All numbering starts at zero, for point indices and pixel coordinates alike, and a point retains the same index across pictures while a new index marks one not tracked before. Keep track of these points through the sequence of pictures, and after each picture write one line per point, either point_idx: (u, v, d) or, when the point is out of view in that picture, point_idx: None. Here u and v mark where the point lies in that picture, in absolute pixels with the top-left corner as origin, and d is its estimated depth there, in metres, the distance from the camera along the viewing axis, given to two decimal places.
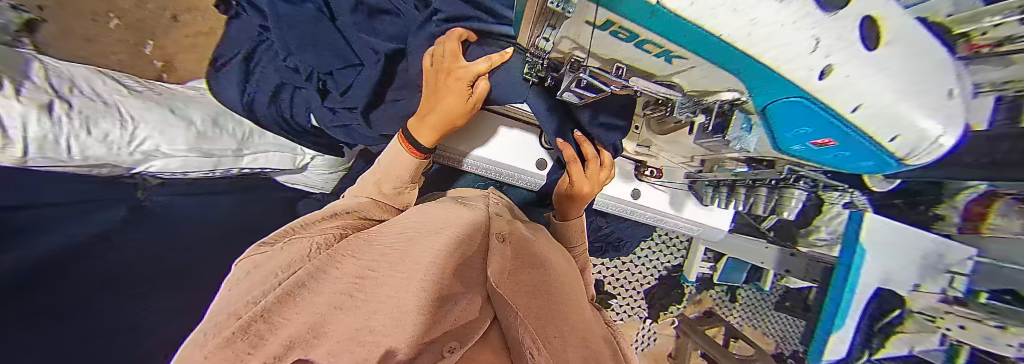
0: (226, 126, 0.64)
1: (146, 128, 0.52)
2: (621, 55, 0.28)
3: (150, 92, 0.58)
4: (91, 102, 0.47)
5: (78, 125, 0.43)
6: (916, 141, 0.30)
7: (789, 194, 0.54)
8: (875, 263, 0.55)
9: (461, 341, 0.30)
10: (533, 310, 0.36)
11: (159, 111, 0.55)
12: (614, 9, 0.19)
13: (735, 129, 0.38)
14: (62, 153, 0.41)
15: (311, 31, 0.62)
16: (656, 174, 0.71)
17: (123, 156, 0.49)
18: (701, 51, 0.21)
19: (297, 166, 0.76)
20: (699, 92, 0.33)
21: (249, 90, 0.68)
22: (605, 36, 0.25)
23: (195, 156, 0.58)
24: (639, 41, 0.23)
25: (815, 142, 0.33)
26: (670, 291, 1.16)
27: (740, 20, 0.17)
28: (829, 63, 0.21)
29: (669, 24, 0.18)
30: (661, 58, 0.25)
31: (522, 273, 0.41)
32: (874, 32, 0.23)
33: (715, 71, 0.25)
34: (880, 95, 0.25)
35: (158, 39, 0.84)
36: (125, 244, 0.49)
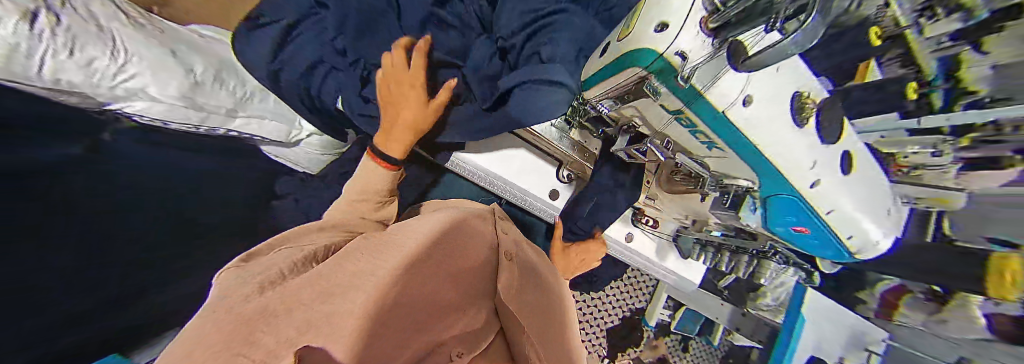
0: (227, 82, 0.59)
1: (140, 65, 0.47)
2: (673, 134, 0.39)
3: (152, 27, 0.53)
4: (83, 21, 0.41)
5: (63, 44, 0.38)
6: (865, 243, 0.40)
7: (766, 264, 0.63)
8: (812, 330, 0.64)
9: (467, 348, 0.34)
10: (533, 331, 0.41)
11: (159, 51, 0.50)
12: (695, 109, 0.30)
13: (745, 209, 0.45)
14: (29, 69, 0.35)
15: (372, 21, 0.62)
16: (649, 222, 0.77)
17: (100, 88, 0.44)
18: (738, 150, 0.33)
19: (289, 141, 0.73)
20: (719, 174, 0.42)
21: (280, 59, 0.63)
22: (673, 122, 0.35)
23: (184, 107, 0.54)
24: (694, 130, 0.34)
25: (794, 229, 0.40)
26: (631, 332, 1.13)
27: (769, 135, 0.30)
28: (817, 175, 0.33)
29: (724, 127, 0.30)
30: (704, 144, 0.36)
31: (522, 295, 0.46)
32: (849, 162, 0.35)
33: (735, 163, 0.36)
34: (844, 204, 0.36)
35: None
36: (76, 193, 0.41)
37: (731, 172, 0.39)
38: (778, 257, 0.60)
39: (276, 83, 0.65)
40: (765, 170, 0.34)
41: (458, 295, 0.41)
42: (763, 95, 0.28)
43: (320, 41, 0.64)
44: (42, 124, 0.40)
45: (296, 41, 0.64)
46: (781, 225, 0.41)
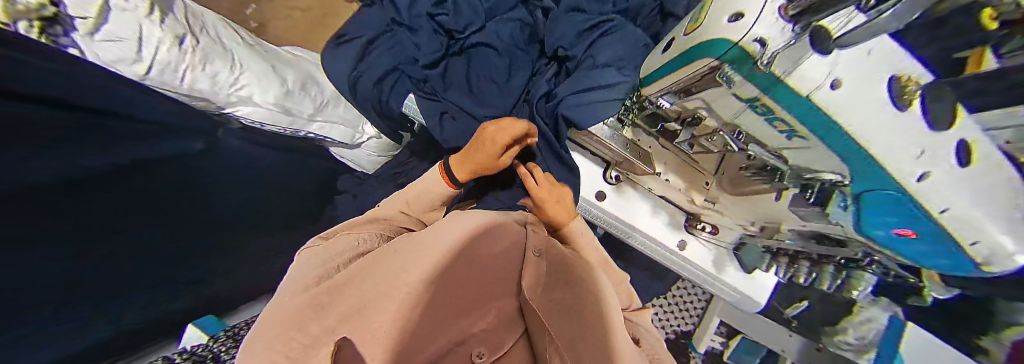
0: (310, 90, 0.69)
1: (248, 76, 0.58)
2: (743, 122, 0.32)
3: (259, 47, 0.64)
4: (213, 44, 0.55)
5: (197, 60, 0.51)
6: (1000, 257, 0.24)
7: (860, 279, 0.46)
8: None
9: (488, 348, 0.32)
10: (566, 331, 0.33)
11: (264, 66, 0.62)
12: (770, 92, 0.25)
13: (835, 205, 0.33)
14: (174, 80, 0.48)
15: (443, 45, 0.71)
16: (709, 229, 0.62)
17: (221, 95, 0.55)
18: (818, 133, 0.24)
19: (352, 143, 0.81)
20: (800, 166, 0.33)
21: (361, 69, 0.72)
22: (748, 111, 0.30)
23: (277, 111, 0.63)
24: (773, 117, 0.28)
25: (898, 233, 0.29)
26: None
27: (860, 117, 0.21)
28: (923, 166, 0.22)
29: (798, 106, 0.23)
30: (784, 134, 0.29)
31: (556, 290, 0.37)
32: (967, 153, 0.21)
33: (828, 158, 0.27)
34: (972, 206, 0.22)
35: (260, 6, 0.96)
36: (171, 174, 0.50)
37: (812, 165, 0.30)
38: (873, 268, 0.43)
39: (353, 91, 0.72)
40: (866, 170, 0.24)
41: (477, 297, 0.35)
42: (857, 76, 0.21)
43: (396, 54, 0.73)
44: (165, 119, 0.51)
45: (374, 56, 0.72)
46: (875, 226, 0.30)
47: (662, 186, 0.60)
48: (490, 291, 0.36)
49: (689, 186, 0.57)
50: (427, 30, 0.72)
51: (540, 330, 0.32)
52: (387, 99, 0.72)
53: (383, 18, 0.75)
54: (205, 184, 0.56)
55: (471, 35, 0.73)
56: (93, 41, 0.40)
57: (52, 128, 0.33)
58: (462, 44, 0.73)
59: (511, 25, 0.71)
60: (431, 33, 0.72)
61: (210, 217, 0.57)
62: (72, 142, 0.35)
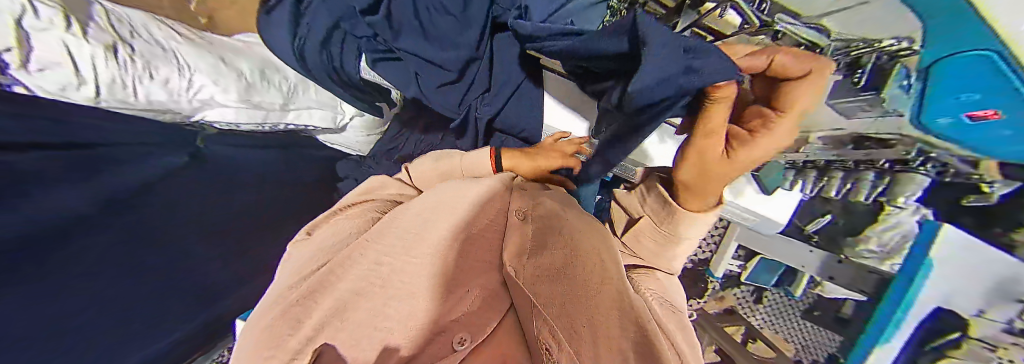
0: (273, 78, 0.63)
1: (202, 76, 0.52)
2: None
3: (199, 39, 0.56)
4: (151, 47, 0.47)
5: (142, 70, 0.45)
6: None
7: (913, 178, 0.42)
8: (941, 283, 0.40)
9: (471, 332, 0.29)
10: (558, 297, 0.28)
11: (212, 59, 0.54)
12: None
13: (892, 87, 0.33)
14: (128, 96, 0.44)
15: None
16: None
17: (181, 102, 0.52)
18: None
19: (337, 126, 0.78)
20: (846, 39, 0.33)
21: (302, 34, 0.51)
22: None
23: (246, 108, 0.60)
24: None
25: (971, 114, 0.28)
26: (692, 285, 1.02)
27: None
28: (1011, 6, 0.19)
29: None
30: None
31: (543, 255, 0.32)
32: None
33: (892, 7, 0.27)
34: None
35: None
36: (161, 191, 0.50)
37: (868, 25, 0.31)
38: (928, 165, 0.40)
39: (305, 68, 0.54)
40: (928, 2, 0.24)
41: (456, 267, 0.32)
42: None
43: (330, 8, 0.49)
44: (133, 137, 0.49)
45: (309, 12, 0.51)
46: (950, 107, 0.30)
47: None
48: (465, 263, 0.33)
49: None
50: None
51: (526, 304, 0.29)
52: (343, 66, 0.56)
53: None
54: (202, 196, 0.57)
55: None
56: (29, 73, 0.34)
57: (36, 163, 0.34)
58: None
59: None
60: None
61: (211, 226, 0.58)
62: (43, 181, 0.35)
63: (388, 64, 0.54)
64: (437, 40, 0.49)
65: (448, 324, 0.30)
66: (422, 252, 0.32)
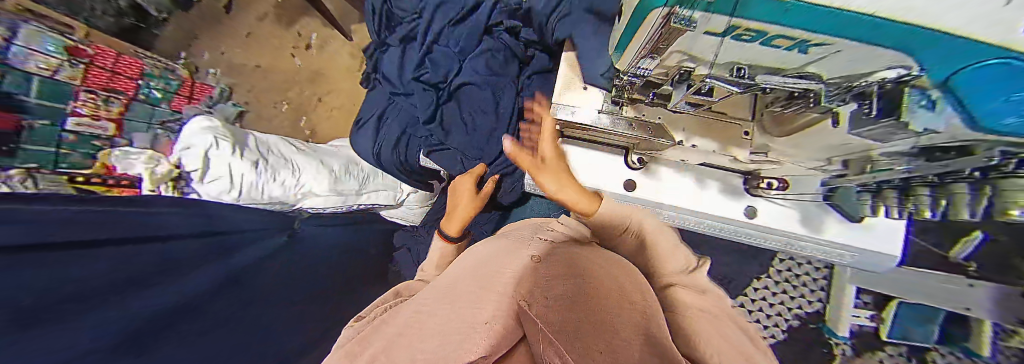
0: (354, 172, 0.79)
1: (307, 176, 0.71)
2: (737, 57, 0.26)
3: (309, 150, 0.78)
4: (279, 159, 0.69)
5: (270, 176, 0.65)
6: None
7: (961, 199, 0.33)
8: None
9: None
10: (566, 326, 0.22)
11: (317, 162, 0.74)
12: (747, 12, 0.19)
13: (912, 110, 0.22)
14: (258, 195, 0.63)
15: (421, 97, 0.62)
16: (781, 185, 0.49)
17: (291, 195, 0.68)
18: (830, 25, 0.18)
19: (396, 202, 0.88)
20: (843, 78, 0.25)
21: (380, 139, 0.66)
22: (730, 42, 0.24)
23: (332, 195, 0.74)
24: (769, 38, 0.22)
25: None
26: (810, 350, 0.79)
27: None
28: None
29: (792, 11, 0.17)
30: (795, 50, 0.22)
31: (554, 286, 0.27)
32: None
33: (875, 53, 0.19)
34: None
35: (308, 115, 1.17)
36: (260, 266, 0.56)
37: (856, 68, 0.23)
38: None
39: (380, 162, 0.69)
40: (896, 33, 0.16)
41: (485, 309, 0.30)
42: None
43: (403, 119, 0.66)
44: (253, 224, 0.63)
45: (383, 121, 0.68)
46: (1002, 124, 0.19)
47: (696, 154, 0.47)
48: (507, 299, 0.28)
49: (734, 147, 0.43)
50: (416, 94, 0.62)
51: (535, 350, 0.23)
52: (407, 157, 0.67)
53: (386, 93, 0.68)
54: (291, 267, 0.63)
55: (457, 76, 0.62)
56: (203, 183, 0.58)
57: (149, 258, 0.40)
58: (451, 89, 0.62)
59: (483, 56, 0.61)
60: (420, 93, 0.62)
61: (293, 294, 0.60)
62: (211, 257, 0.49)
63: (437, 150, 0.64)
64: (476, 132, 0.63)
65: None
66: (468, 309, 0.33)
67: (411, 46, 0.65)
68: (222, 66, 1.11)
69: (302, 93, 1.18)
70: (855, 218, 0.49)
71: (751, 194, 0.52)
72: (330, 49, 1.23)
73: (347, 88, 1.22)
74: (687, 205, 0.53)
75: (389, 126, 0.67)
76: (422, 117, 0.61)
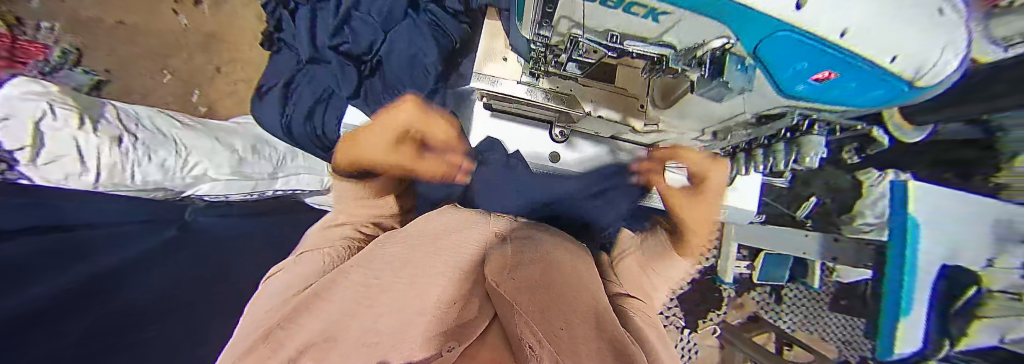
0: (264, 152, 0.68)
1: (195, 155, 0.58)
2: (610, 24, 0.26)
3: (198, 125, 0.64)
4: (153, 135, 0.55)
5: (140, 154, 0.51)
6: (923, 62, 0.18)
7: (807, 147, 0.35)
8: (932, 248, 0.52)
9: (459, 341, 0.21)
10: (540, 302, 0.25)
11: (207, 140, 0.61)
12: None
13: (732, 73, 0.25)
14: (125, 178, 0.49)
15: (328, 72, 0.58)
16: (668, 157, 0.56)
17: (176, 179, 0.55)
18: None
19: (324, 187, 0.79)
20: (688, 50, 0.26)
21: (289, 111, 0.59)
22: (596, 8, 0.24)
23: (237, 179, 0.62)
24: (627, 4, 0.22)
25: (814, 79, 0.22)
26: (707, 296, 1.14)
27: None
28: None
29: None
30: (649, 18, 0.23)
31: (524, 268, 0.32)
32: None
33: (700, 21, 0.21)
34: (864, 15, 0.15)
35: (202, 89, 0.95)
36: (142, 278, 0.46)
37: (703, 38, 0.23)
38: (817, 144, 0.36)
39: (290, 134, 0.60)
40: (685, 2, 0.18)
41: (460, 283, 0.31)
42: None
43: (313, 91, 0.58)
44: (112, 224, 0.49)
45: (295, 94, 0.59)
46: (793, 83, 0.23)
47: (597, 124, 0.47)
48: (461, 278, 0.32)
49: (626, 115, 0.45)
50: (335, 66, 0.57)
51: (506, 306, 0.26)
52: (324, 132, 0.59)
53: (290, 59, 0.60)
54: (186, 267, 0.52)
55: (377, 52, 0.58)
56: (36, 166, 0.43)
57: None
58: (373, 65, 0.58)
59: (406, 23, 0.57)
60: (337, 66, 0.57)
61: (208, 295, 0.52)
62: (65, 261, 0.40)
63: (357, 123, 0.55)
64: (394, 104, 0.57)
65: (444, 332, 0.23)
66: (405, 273, 0.33)
67: (324, 9, 0.57)
68: (61, 19, 0.86)
69: (190, 59, 0.94)
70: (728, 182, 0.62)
71: (653, 165, 0.60)
72: (228, 6, 0.97)
73: (256, 57, 0.99)
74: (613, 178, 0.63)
75: (297, 96, 0.59)
76: (345, 92, 0.56)
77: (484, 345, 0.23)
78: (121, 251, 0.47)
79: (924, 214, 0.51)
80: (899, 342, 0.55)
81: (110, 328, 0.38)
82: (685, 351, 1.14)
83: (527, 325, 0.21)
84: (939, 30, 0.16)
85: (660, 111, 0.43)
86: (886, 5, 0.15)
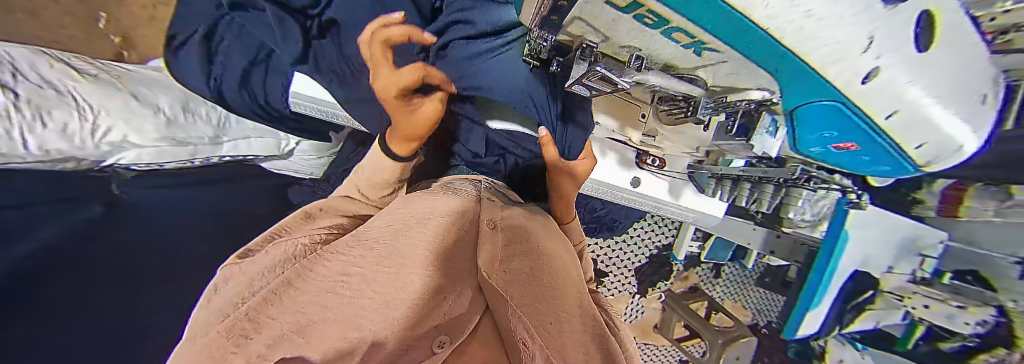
0: (198, 111, 0.60)
1: (109, 117, 0.48)
2: (643, 42, 0.30)
3: (105, 74, 0.52)
4: (42, 90, 0.42)
5: (32, 117, 0.39)
6: (939, 148, 0.30)
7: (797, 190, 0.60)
8: (859, 244, 0.58)
9: (451, 336, 0.27)
10: (528, 297, 0.33)
11: (120, 97, 0.51)
12: None
13: (761, 131, 0.42)
14: (18, 148, 0.38)
15: (260, 27, 0.55)
16: (657, 163, 0.72)
17: (87, 148, 0.46)
18: (736, 34, 0.21)
19: (282, 153, 0.75)
20: (722, 89, 0.35)
21: (217, 75, 0.60)
22: (631, 20, 0.26)
23: (168, 146, 0.55)
24: (670, 27, 0.24)
25: (836, 145, 0.34)
26: (659, 269, 1.27)
27: (794, 11, 0.17)
28: (876, 66, 0.21)
29: (705, 7, 0.19)
30: (691, 48, 0.27)
31: (514, 260, 0.37)
32: (926, 31, 0.20)
33: (746, 67, 0.27)
34: (916, 103, 0.25)
35: (110, 9, 0.74)
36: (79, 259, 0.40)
37: (738, 83, 0.32)
38: (812, 181, 0.54)
39: (222, 97, 0.61)
40: (773, 58, 0.23)
41: (444, 276, 0.32)
42: None
43: (249, 47, 0.60)
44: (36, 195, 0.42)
45: (222, 52, 0.60)
46: (816, 143, 0.36)
47: (600, 128, 0.63)
48: (445, 270, 0.33)
49: (630, 126, 0.59)
50: (270, 18, 0.52)
51: (497, 299, 0.31)
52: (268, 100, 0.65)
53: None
54: (132, 246, 0.47)
55: (326, 7, 0.53)
56: None
57: None
58: (321, 22, 0.53)
59: None
60: (274, 20, 0.51)
61: (163, 278, 0.49)
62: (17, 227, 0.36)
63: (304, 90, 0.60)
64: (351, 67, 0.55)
65: (431, 330, 0.27)
66: (395, 262, 0.32)
67: None
68: None
69: None
70: (702, 191, 0.77)
71: (638, 167, 0.73)
72: None
73: None
74: (602, 176, 0.71)
75: (229, 55, 0.60)
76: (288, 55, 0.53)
77: (473, 342, 0.30)
78: (48, 227, 0.40)
79: (856, 235, 0.57)
80: (803, 327, 0.63)
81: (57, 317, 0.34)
82: (633, 310, 1.29)
83: (522, 323, 0.29)
84: (948, 134, 0.28)
85: (660, 124, 0.58)
86: (927, 104, 0.25)
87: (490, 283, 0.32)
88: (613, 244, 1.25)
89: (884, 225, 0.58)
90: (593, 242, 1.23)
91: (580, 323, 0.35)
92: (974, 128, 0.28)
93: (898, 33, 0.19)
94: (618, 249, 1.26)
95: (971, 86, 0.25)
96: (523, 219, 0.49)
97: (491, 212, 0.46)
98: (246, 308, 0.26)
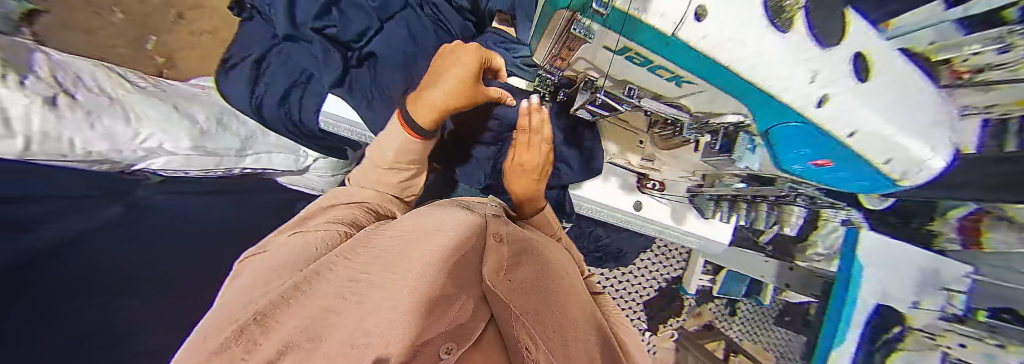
0: (230, 125, 0.64)
1: (151, 125, 0.51)
2: (632, 77, 0.34)
3: (153, 87, 0.58)
4: (95, 98, 0.46)
5: (82, 120, 0.42)
6: (912, 167, 0.31)
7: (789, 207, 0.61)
8: (873, 277, 0.56)
9: (459, 341, 0.21)
10: (533, 309, 0.29)
11: (164, 109, 0.55)
12: (632, 39, 0.24)
13: (741, 149, 0.45)
14: (63, 147, 0.40)
15: (306, 54, 0.61)
16: (658, 186, 0.72)
17: (125, 152, 0.48)
18: (710, 74, 0.24)
19: (300, 168, 0.76)
20: (704, 114, 0.38)
21: (260, 93, 0.68)
22: (620, 60, 0.30)
23: (198, 155, 0.57)
24: (652, 66, 0.28)
25: (815, 163, 0.35)
26: (670, 303, 1.22)
27: (741, 50, 0.21)
28: (824, 92, 0.25)
29: (677, 50, 0.23)
30: (672, 81, 0.30)
31: (519, 271, 0.34)
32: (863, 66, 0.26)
33: (720, 96, 0.30)
34: (870, 123, 0.27)
35: (161, 35, 0.82)
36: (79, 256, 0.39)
37: (714, 110, 0.35)
38: (798, 199, 0.57)
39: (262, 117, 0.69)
40: (739, 91, 0.26)
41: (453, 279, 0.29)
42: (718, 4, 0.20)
43: (290, 73, 0.68)
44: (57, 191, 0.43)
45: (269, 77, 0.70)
46: (797, 160, 0.36)
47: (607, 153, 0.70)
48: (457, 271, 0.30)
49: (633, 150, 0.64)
50: (316, 49, 0.58)
51: (503, 312, 0.27)
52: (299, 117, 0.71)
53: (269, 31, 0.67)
54: (136, 246, 0.46)
55: (368, 42, 0.61)
56: None
57: None
58: (361, 54, 0.61)
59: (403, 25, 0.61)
60: (321, 50, 0.58)
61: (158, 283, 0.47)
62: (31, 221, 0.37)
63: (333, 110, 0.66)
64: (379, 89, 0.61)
65: (427, 335, 0.20)
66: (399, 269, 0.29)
67: None
68: None
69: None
70: (704, 215, 0.77)
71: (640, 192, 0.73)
72: None
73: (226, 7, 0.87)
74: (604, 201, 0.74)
75: (272, 79, 0.69)
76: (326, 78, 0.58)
77: (477, 351, 0.24)
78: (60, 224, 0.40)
79: (868, 267, 0.56)
80: None
81: (38, 316, 0.32)
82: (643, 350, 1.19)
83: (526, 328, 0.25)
84: (914, 153, 0.30)
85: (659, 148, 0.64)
86: (880, 125, 0.27)
87: (495, 291, 0.28)
88: (621, 275, 1.22)
89: (897, 252, 0.57)
90: (600, 271, 1.20)
91: (588, 337, 0.32)
92: (936, 150, 0.30)
93: (833, 66, 0.24)
94: (626, 280, 1.23)
95: (918, 109, 0.28)
96: (523, 236, 0.47)
97: (498, 227, 0.45)
98: (256, 300, 0.25)
